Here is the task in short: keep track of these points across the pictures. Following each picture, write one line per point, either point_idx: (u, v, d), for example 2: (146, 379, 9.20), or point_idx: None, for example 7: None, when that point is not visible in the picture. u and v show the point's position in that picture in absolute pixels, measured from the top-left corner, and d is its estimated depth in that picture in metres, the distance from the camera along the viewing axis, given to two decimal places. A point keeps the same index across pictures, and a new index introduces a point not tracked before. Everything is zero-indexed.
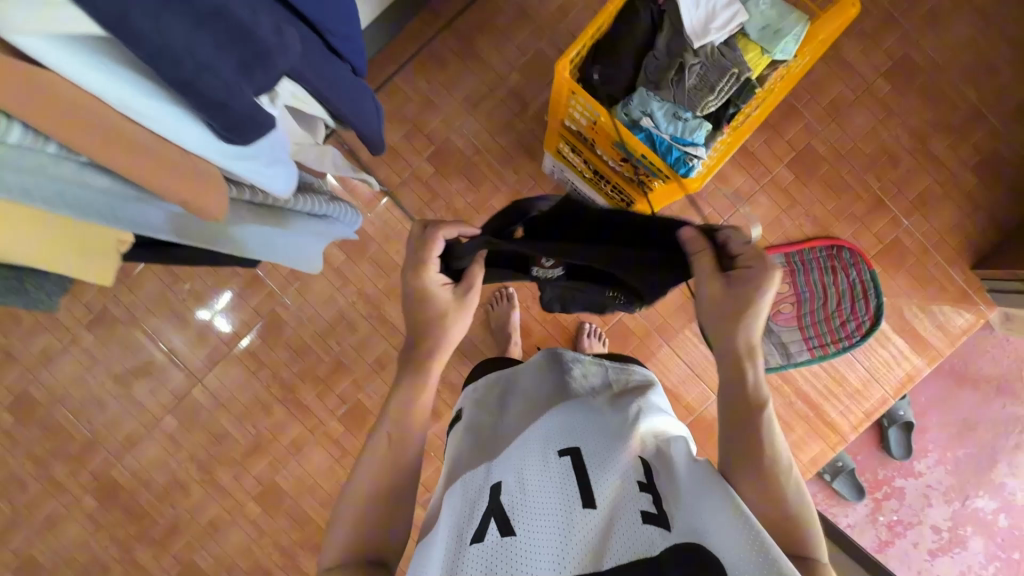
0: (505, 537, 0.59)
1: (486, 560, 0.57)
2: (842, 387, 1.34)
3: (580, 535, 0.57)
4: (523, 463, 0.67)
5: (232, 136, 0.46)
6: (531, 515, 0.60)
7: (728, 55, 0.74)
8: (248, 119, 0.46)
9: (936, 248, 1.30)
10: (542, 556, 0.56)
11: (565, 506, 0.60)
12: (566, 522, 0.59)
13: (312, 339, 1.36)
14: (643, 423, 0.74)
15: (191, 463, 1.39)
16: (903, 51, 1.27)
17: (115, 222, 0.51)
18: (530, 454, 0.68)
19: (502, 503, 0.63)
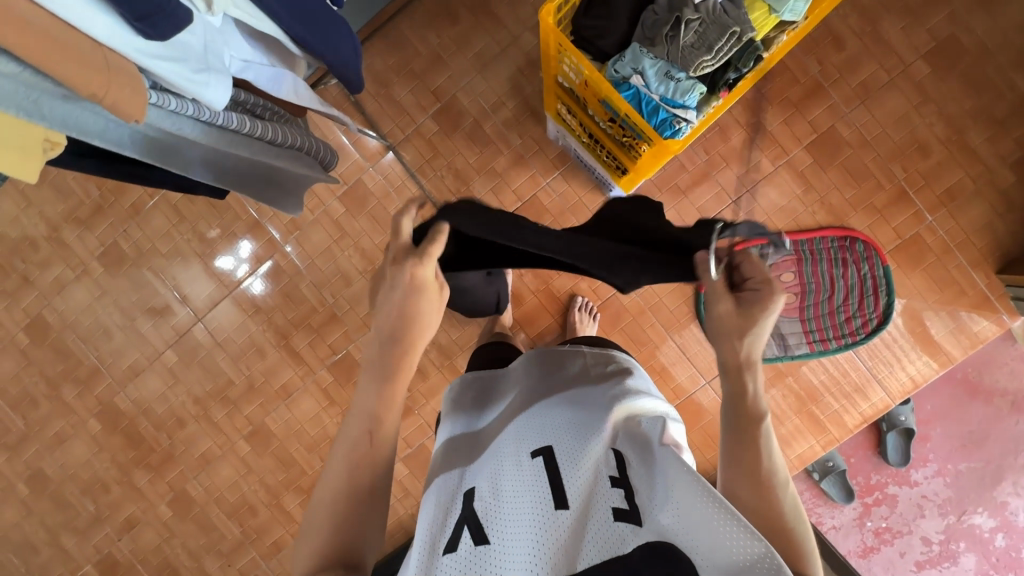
0: (479, 546, 0.54)
1: (461, 570, 0.53)
2: (841, 385, 1.28)
3: (552, 541, 0.52)
4: (497, 468, 0.61)
5: (146, 28, 0.44)
6: (505, 523, 0.55)
7: (731, 12, 0.69)
8: (160, 9, 0.43)
9: (961, 248, 1.22)
10: (516, 566, 0.52)
11: (536, 511, 0.55)
12: (538, 528, 0.53)
13: (308, 289, 1.39)
14: (616, 406, 0.66)
15: (187, 398, 1.45)
16: (949, 32, 1.17)
17: (35, 118, 0.46)
18: (503, 457, 0.62)
19: (476, 509, 0.58)
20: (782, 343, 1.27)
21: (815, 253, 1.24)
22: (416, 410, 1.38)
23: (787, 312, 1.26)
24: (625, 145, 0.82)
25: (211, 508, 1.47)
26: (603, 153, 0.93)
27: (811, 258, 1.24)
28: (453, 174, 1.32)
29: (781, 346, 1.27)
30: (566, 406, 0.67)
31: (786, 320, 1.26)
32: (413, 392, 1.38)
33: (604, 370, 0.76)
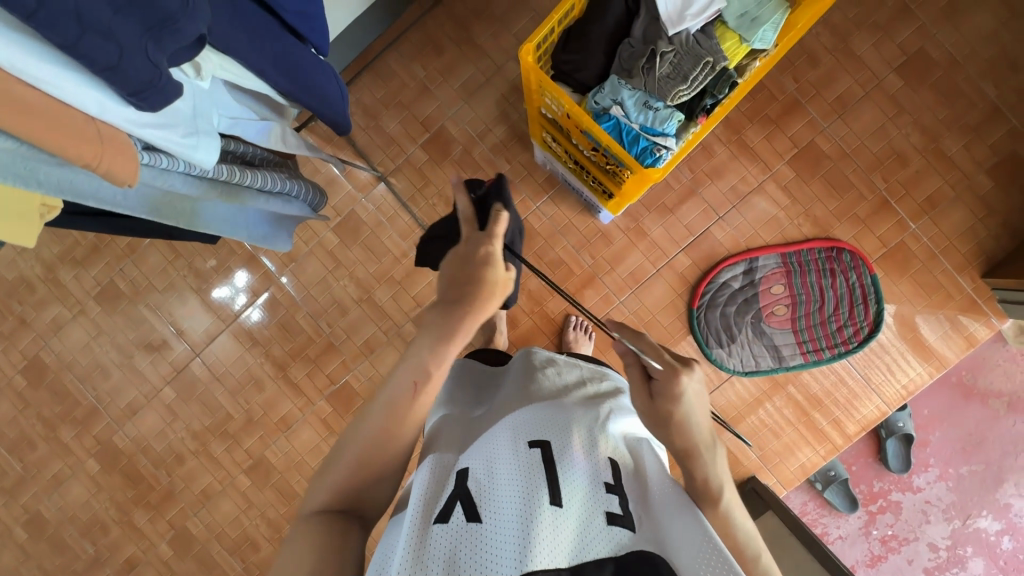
0: (471, 523, 0.52)
1: (449, 544, 0.50)
2: (837, 394, 1.29)
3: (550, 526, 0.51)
4: (494, 451, 0.60)
5: (138, 102, 0.45)
6: (500, 503, 0.54)
7: (704, 44, 0.72)
8: (152, 86, 0.44)
9: (945, 254, 1.24)
10: (510, 544, 0.50)
11: (532, 496, 0.53)
12: (536, 509, 0.52)
13: (305, 320, 1.40)
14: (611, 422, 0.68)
15: (186, 433, 1.45)
16: (918, 46, 1.21)
17: (31, 184, 0.47)
18: (500, 441, 0.62)
19: (468, 487, 0.56)
20: (777, 355, 1.28)
21: (803, 264, 1.26)
22: None
23: (779, 324, 1.27)
24: (608, 170, 0.84)
25: (212, 545, 1.45)
26: (589, 178, 0.96)
27: (799, 270, 1.26)
28: (444, 201, 1.34)
29: (776, 358, 1.28)
30: (560, 406, 0.68)
31: (779, 332, 1.28)
32: None
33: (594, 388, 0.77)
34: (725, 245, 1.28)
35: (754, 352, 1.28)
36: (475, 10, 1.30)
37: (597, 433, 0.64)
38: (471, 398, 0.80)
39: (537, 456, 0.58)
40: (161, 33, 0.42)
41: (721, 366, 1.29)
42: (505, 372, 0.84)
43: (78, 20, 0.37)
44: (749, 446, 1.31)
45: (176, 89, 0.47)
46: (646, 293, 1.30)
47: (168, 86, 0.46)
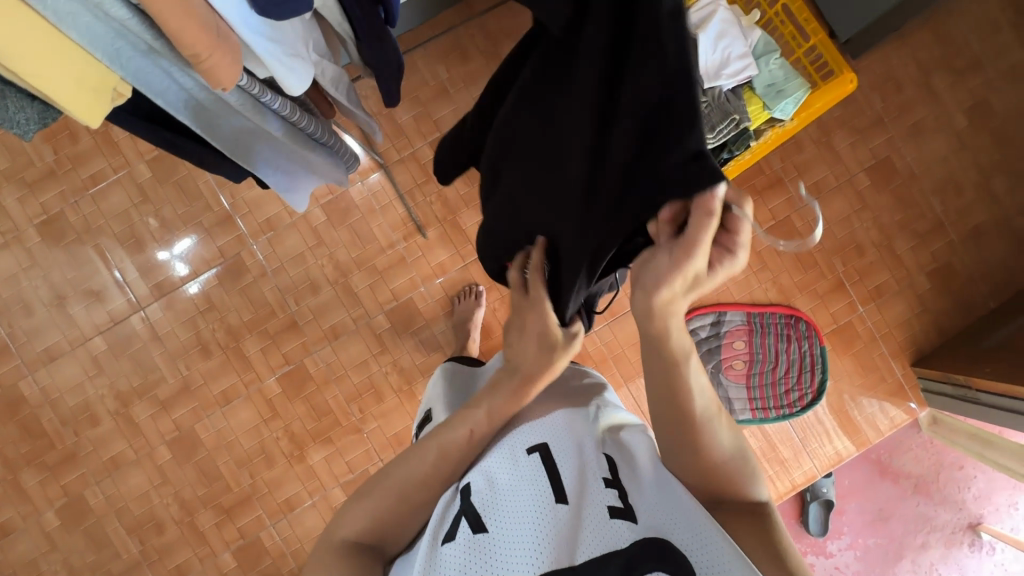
0: (477, 535, 0.50)
1: (462, 563, 0.49)
2: (774, 453, 1.38)
3: (552, 531, 0.49)
4: (492, 460, 0.58)
5: (270, 7, 0.49)
6: (504, 513, 0.52)
7: (732, 102, 0.79)
8: None
9: (884, 340, 1.38)
10: (518, 556, 0.48)
11: (535, 501, 0.52)
12: (538, 520, 0.50)
13: (270, 293, 1.33)
14: (604, 417, 0.64)
15: (108, 392, 1.32)
16: (885, 154, 1.37)
17: (115, 66, 0.51)
18: (498, 450, 0.59)
19: (472, 501, 0.54)
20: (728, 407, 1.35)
21: (764, 326, 1.35)
22: (365, 433, 1.33)
23: (735, 378, 1.35)
24: None
25: (109, 520, 1.30)
26: None
27: (760, 330, 1.35)
28: (442, 202, 1.34)
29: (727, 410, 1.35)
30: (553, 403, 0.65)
31: (733, 385, 1.35)
32: (364, 413, 1.33)
33: (581, 383, 0.74)
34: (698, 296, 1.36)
35: None
36: (506, 28, 1.34)
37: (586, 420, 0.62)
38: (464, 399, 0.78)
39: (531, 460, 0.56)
40: None
41: None
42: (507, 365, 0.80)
43: None
44: None
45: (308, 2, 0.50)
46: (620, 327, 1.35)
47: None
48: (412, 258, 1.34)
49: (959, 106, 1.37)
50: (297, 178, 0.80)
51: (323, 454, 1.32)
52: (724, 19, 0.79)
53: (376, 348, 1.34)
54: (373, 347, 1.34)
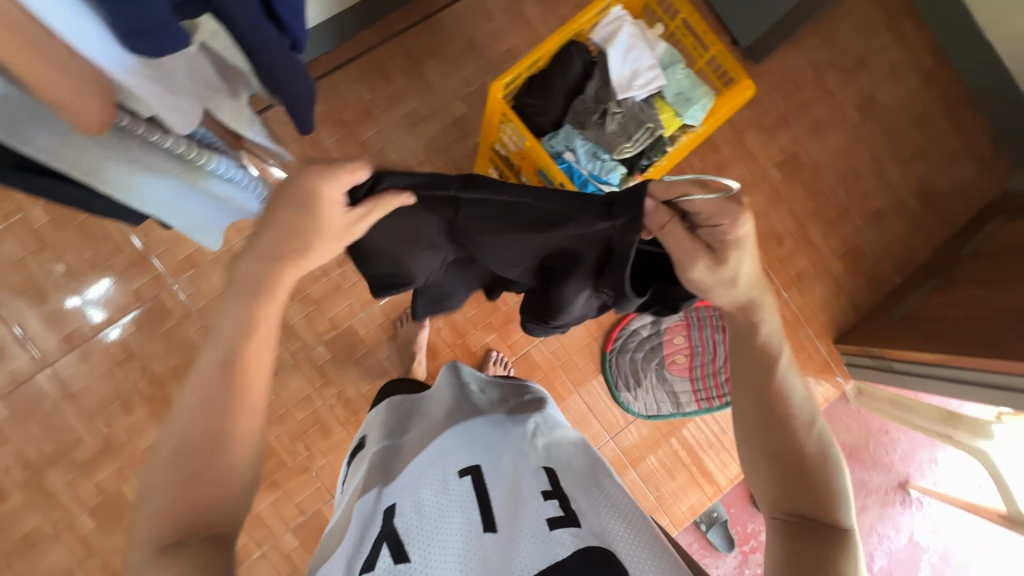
0: (398, 563, 0.48)
1: None
2: (722, 440, 1.43)
3: (480, 557, 0.48)
4: (420, 486, 0.56)
5: (140, 42, 0.45)
6: (431, 539, 0.50)
7: (645, 111, 0.83)
8: (162, 28, 0.45)
9: (808, 322, 1.48)
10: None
11: (464, 527, 0.50)
12: (466, 546, 0.49)
13: (197, 334, 1.25)
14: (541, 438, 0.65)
15: (15, 462, 1.18)
16: (791, 150, 1.48)
17: None
18: (428, 474, 0.58)
19: (396, 526, 0.52)
20: (675, 401, 1.39)
21: (700, 319, 1.41)
22: (314, 471, 1.27)
23: (678, 372, 1.40)
24: None
25: None
26: None
27: (697, 324, 1.41)
28: None
29: (674, 404, 1.39)
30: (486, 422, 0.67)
31: (677, 379, 1.39)
32: (311, 450, 1.27)
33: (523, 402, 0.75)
34: None
35: (656, 397, 1.39)
36: (426, 47, 1.34)
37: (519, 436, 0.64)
38: (403, 422, 0.76)
39: (464, 480, 0.56)
40: None
41: (628, 409, 1.37)
42: (438, 388, 0.80)
43: None
44: (646, 487, 1.39)
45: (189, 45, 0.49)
46: (566, 334, 1.37)
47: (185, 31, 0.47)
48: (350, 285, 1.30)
49: (851, 102, 1.51)
50: (209, 217, 0.77)
51: (269, 500, 1.25)
52: (631, 34, 0.82)
53: (318, 381, 1.28)
54: (316, 380, 1.28)
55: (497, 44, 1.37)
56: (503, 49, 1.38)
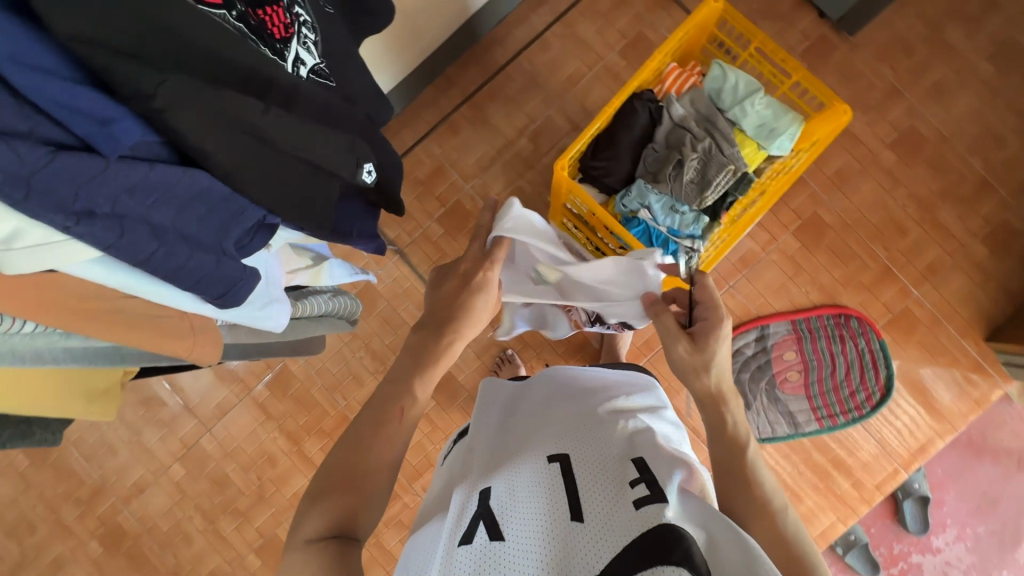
0: (554, 467, 0.66)
1: (538, 483, 0.64)
2: (850, 460, 1.30)
3: (593, 516, 0.57)
4: (595, 449, 0.68)
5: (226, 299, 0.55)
6: (589, 499, 0.60)
7: (725, 152, 0.76)
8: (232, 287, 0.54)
9: (948, 320, 1.28)
10: (570, 500, 0.61)
11: (595, 502, 0.60)
12: (601, 493, 0.61)
13: (320, 393, 1.38)
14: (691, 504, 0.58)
15: (196, 512, 1.40)
16: (909, 124, 1.28)
17: (118, 362, 0.61)
18: (601, 443, 0.70)
19: (572, 468, 0.66)
20: (792, 421, 1.28)
21: (813, 331, 1.28)
22: None
23: (792, 390, 1.28)
24: None
25: None
26: None
27: (809, 336, 1.28)
28: None
29: (792, 424, 1.28)
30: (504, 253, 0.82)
31: (793, 398, 1.28)
32: None
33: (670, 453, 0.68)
34: (736, 313, 1.30)
35: (770, 418, 1.29)
36: (488, 91, 1.35)
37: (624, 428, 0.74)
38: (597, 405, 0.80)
39: (637, 479, 0.61)
40: (232, 222, 0.51)
41: None
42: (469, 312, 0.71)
43: (162, 247, 0.46)
44: None
45: (257, 274, 0.58)
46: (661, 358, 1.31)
47: (250, 276, 0.55)
48: None
49: (982, 55, 1.28)
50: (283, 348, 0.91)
51: (397, 536, 1.35)
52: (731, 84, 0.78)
53: (427, 428, 1.36)
54: (425, 427, 1.36)
55: (556, 72, 1.35)
56: (564, 76, 1.35)
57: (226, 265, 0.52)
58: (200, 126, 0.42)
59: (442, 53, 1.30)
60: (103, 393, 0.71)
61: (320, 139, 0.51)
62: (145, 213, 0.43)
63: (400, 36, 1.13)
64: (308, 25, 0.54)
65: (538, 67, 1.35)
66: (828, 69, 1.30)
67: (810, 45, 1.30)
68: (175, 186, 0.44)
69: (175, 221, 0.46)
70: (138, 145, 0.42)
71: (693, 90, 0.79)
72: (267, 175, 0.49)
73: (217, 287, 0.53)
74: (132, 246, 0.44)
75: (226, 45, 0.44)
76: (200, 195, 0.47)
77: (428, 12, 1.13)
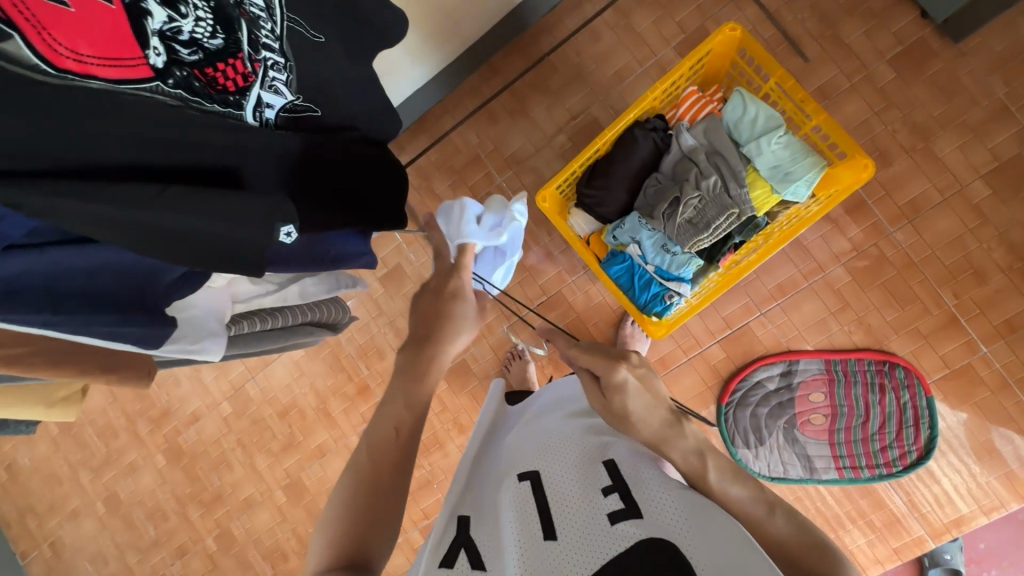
0: (523, 484, 0.64)
1: (509, 502, 0.63)
2: (869, 517, 1.20)
3: (569, 536, 0.57)
4: (562, 459, 0.66)
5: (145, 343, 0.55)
6: (562, 513, 0.59)
7: (732, 193, 0.72)
8: (147, 334, 0.55)
9: (1021, 385, 1.11)
10: (542, 516, 0.59)
11: (567, 520, 0.58)
12: (572, 507, 0.59)
13: (347, 360, 1.50)
14: (669, 495, 0.56)
15: (238, 445, 1.60)
16: (1015, 153, 1.08)
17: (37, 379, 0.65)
18: (566, 451, 0.67)
19: (539, 482, 0.64)
20: (808, 466, 1.20)
21: (849, 374, 1.17)
22: (434, 483, 1.43)
23: (814, 434, 1.19)
24: None
25: (249, 548, 1.60)
26: None
27: (844, 379, 1.17)
28: None
29: (807, 469, 1.20)
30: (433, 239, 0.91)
31: (813, 442, 1.19)
32: (432, 465, 1.43)
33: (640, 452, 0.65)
34: (764, 344, 1.21)
35: (783, 458, 1.21)
36: (531, 82, 1.32)
37: (593, 422, 0.72)
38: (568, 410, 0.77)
39: (607, 485, 0.60)
40: (146, 281, 0.54)
41: (746, 468, 1.22)
42: (451, 321, 0.68)
43: (56, 316, 0.47)
44: None
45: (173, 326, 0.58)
46: (674, 379, 1.26)
47: (163, 325, 0.56)
48: None
49: None
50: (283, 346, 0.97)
51: None
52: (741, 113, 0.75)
53: (438, 407, 1.43)
54: (436, 406, 1.43)
55: (604, 67, 1.28)
56: (612, 71, 1.28)
57: (132, 322, 0.53)
58: (82, 224, 0.42)
59: (488, 42, 1.27)
60: (62, 401, 0.76)
61: (232, 213, 0.49)
62: (45, 285, 0.46)
63: (439, 28, 1.12)
64: (278, 67, 0.56)
65: (587, 60, 1.29)
66: (921, 81, 1.12)
67: (903, 51, 1.12)
68: (72, 261, 0.47)
69: (78, 286, 0.48)
70: (35, 232, 0.44)
71: (708, 119, 0.77)
72: (188, 252, 0.49)
73: (133, 333, 0.53)
74: (29, 318, 0.46)
75: (144, 124, 0.46)
76: (105, 265, 0.49)
77: (468, 4, 1.11)
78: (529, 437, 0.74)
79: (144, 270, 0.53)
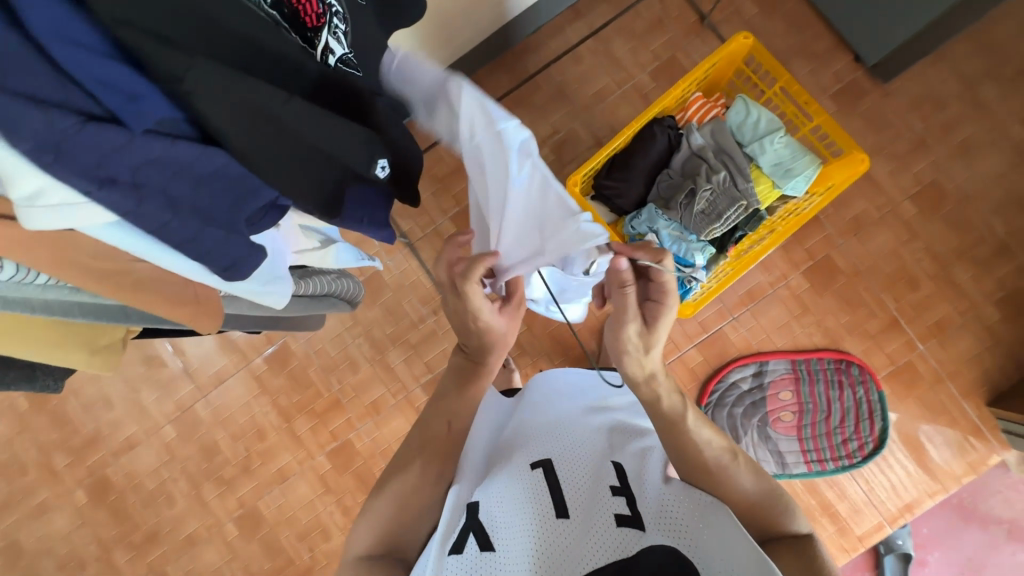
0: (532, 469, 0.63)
1: (515, 485, 0.62)
2: (834, 508, 1.28)
3: (579, 524, 0.56)
4: (570, 449, 0.66)
5: (234, 271, 0.55)
6: (573, 503, 0.58)
7: (740, 186, 0.80)
8: (239, 261, 0.55)
9: (951, 379, 1.26)
10: (552, 501, 0.59)
11: (577, 507, 0.58)
12: (582, 499, 0.59)
13: (316, 374, 1.40)
14: (675, 506, 0.58)
15: (181, 475, 1.43)
16: (933, 178, 1.27)
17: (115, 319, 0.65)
18: (574, 443, 0.67)
19: (549, 467, 0.63)
20: (781, 461, 1.27)
21: (812, 373, 1.28)
22: None
23: (784, 430, 1.27)
24: None
25: None
26: None
27: (808, 378, 1.27)
28: None
29: (780, 464, 1.27)
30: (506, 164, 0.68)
31: (784, 438, 1.28)
32: None
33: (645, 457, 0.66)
34: (736, 346, 1.30)
35: (758, 456, 1.28)
36: (515, 98, 1.37)
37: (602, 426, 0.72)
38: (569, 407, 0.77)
39: (617, 484, 0.60)
40: (245, 200, 0.53)
41: None
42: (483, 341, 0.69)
43: (175, 218, 0.48)
44: None
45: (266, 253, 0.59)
46: None
47: (258, 253, 0.57)
48: (443, 330, 1.37)
49: (1016, 116, 1.26)
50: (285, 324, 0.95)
51: None
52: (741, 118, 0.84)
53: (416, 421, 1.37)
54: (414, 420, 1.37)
55: (585, 87, 1.36)
56: (592, 91, 1.36)
57: (235, 241, 0.54)
58: (219, 112, 0.44)
59: (475, 55, 1.31)
60: (105, 348, 0.72)
61: (335, 136, 0.54)
62: (164, 184, 0.46)
63: (434, 35, 1.15)
64: (339, 15, 0.56)
65: (568, 80, 1.36)
66: (857, 114, 1.29)
67: (841, 88, 1.29)
68: (194, 162, 0.47)
69: (190, 194, 0.48)
70: (167, 121, 0.45)
71: (714, 122, 0.85)
72: (285, 160, 0.52)
73: (231, 256, 0.54)
74: (148, 214, 0.46)
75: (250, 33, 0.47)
76: (219, 172, 0.49)
77: (464, 15, 1.14)
78: (530, 426, 0.73)
79: (249, 184, 0.52)
